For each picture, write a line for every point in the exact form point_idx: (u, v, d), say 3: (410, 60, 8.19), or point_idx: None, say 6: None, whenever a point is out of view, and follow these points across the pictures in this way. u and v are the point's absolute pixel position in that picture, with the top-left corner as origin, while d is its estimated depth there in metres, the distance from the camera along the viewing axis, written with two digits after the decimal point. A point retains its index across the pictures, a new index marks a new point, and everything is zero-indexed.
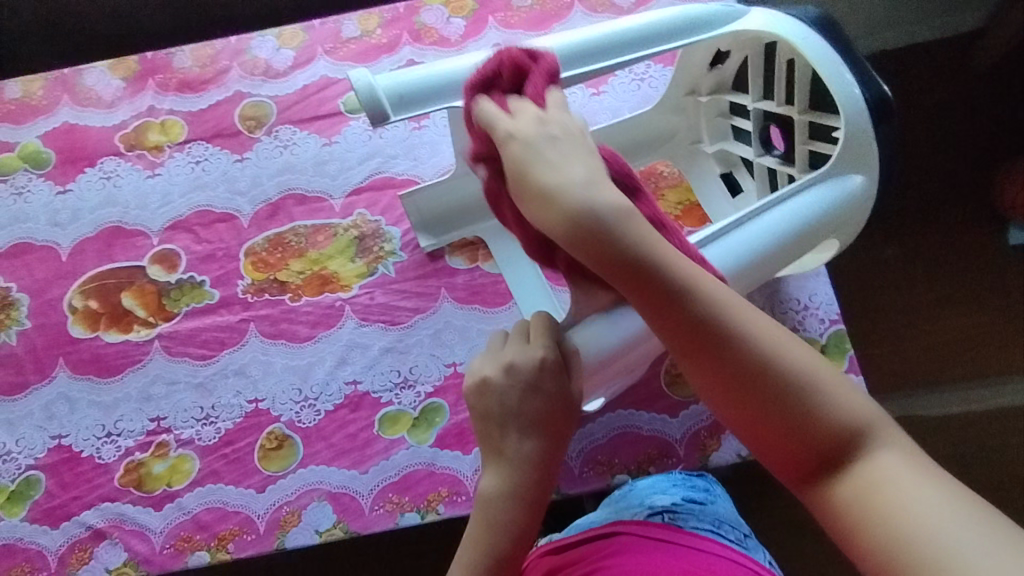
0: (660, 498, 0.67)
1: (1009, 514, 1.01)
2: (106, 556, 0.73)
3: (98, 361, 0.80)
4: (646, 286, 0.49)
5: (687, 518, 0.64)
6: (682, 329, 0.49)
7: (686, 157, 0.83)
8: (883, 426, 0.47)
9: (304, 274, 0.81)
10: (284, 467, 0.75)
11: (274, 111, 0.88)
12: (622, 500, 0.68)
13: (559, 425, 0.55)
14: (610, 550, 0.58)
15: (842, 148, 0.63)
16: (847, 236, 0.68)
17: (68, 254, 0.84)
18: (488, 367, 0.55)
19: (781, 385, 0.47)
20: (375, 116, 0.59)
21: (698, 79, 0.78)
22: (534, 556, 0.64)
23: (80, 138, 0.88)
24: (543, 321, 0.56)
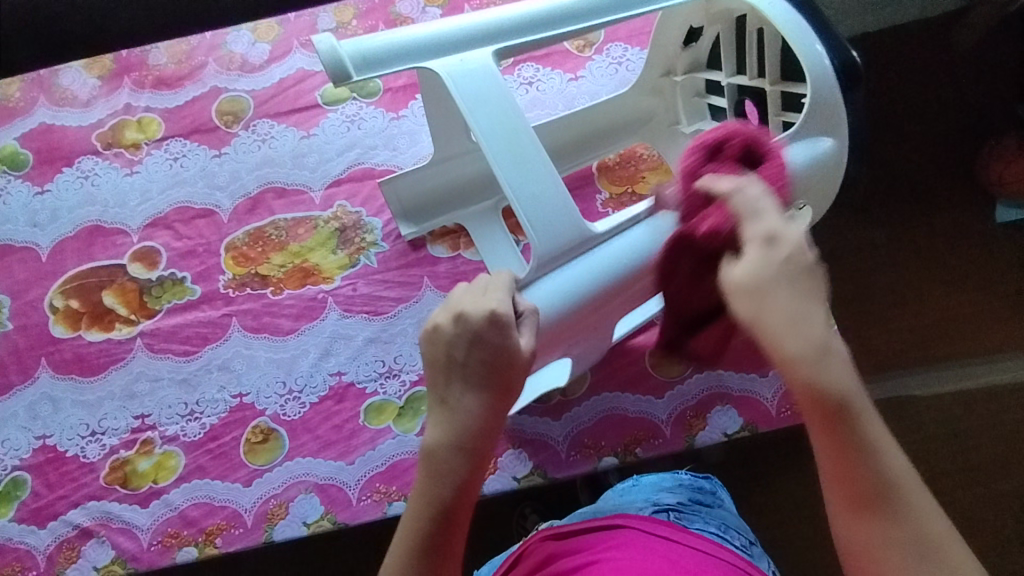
0: (666, 497, 0.68)
1: (1002, 489, 1.01)
2: (93, 554, 0.73)
3: (80, 360, 0.79)
4: (837, 424, 0.43)
5: (693, 519, 0.65)
6: (849, 468, 0.43)
7: (665, 137, 0.82)
8: None
9: (285, 267, 0.81)
10: (270, 460, 0.75)
11: (251, 105, 0.87)
12: (627, 496, 0.69)
13: (506, 383, 0.50)
14: (603, 540, 0.54)
15: (811, 112, 0.64)
16: (820, 201, 0.68)
17: (48, 255, 0.84)
18: (441, 314, 0.52)
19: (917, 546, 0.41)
20: (336, 75, 0.56)
21: (672, 57, 0.78)
22: (534, 537, 0.59)
23: (57, 138, 0.88)
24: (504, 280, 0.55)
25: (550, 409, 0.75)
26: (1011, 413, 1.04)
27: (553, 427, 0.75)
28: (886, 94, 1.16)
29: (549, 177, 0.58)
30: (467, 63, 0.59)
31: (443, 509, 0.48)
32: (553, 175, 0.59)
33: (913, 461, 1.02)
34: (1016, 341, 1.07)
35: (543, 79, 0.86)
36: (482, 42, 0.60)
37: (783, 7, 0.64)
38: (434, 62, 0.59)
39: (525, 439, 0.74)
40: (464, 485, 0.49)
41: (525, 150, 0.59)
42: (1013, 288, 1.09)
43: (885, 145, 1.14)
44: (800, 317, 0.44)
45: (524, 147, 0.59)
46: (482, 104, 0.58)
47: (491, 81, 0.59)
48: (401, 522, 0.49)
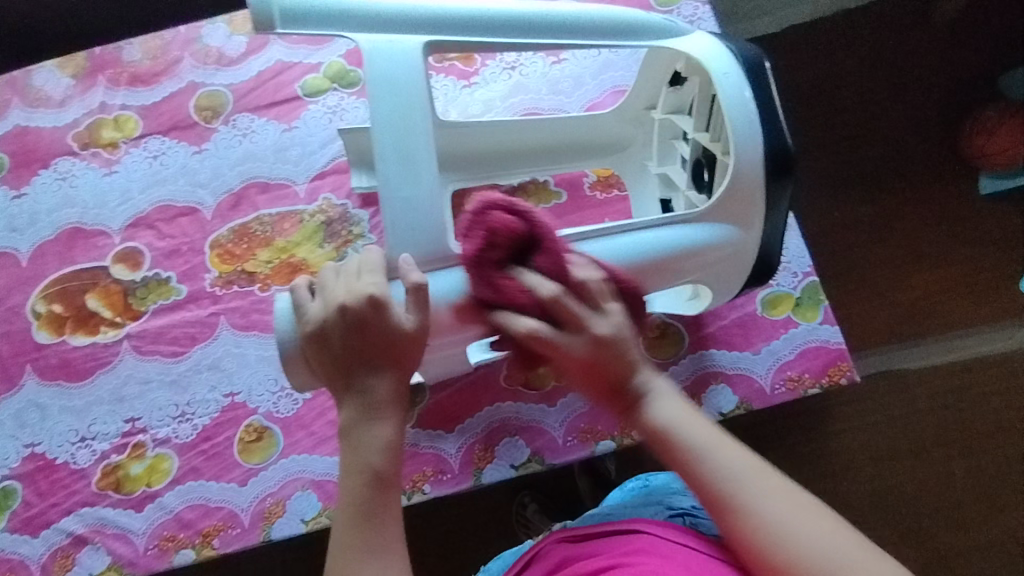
0: (678, 498, 0.65)
1: (992, 460, 1.03)
2: (88, 561, 0.72)
3: (67, 365, 0.78)
4: (676, 453, 0.49)
5: (706, 524, 0.62)
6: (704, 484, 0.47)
7: (637, 169, 0.79)
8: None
9: (272, 263, 0.80)
10: (265, 459, 0.74)
11: (230, 99, 0.86)
12: (639, 497, 0.67)
13: (405, 353, 0.50)
14: (632, 547, 0.51)
15: (727, 197, 0.61)
16: (730, 275, 0.66)
17: (28, 260, 0.82)
18: (320, 308, 0.51)
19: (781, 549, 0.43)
20: (259, 23, 0.55)
21: (658, 94, 0.74)
22: (548, 538, 0.58)
23: (32, 140, 0.86)
24: (356, 264, 0.53)
25: (545, 396, 0.75)
26: (1001, 382, 1.05)
27: (548, 414, 0.74)
28: (868, 72, 1.15)
29: (423, 184, 0.56)
30: (396, 47, 0.57)
31: (375, 491, 0.48)
32: (432, 185, 0.56)
33: (904, 434, 1.03)
34: (1003, 311, 1.07)
35: (526, 63, 0.85)
36: (420, 29, 0.58)
37: (738, 82, 0.61)
38: (365, 34, 0.57)
39: (521, 427, 0.74)
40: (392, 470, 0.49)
41: (416, 152, 0.56)
42: (1000, 259, 1.09)
43: (868, 124, 1.14)
44: (638, 374, 0.51)
45: (415, 145, 0.56)
46: (393, 93, 0.56)
47: (407, 73, 0.56)
48: (342, 500, 0.48)
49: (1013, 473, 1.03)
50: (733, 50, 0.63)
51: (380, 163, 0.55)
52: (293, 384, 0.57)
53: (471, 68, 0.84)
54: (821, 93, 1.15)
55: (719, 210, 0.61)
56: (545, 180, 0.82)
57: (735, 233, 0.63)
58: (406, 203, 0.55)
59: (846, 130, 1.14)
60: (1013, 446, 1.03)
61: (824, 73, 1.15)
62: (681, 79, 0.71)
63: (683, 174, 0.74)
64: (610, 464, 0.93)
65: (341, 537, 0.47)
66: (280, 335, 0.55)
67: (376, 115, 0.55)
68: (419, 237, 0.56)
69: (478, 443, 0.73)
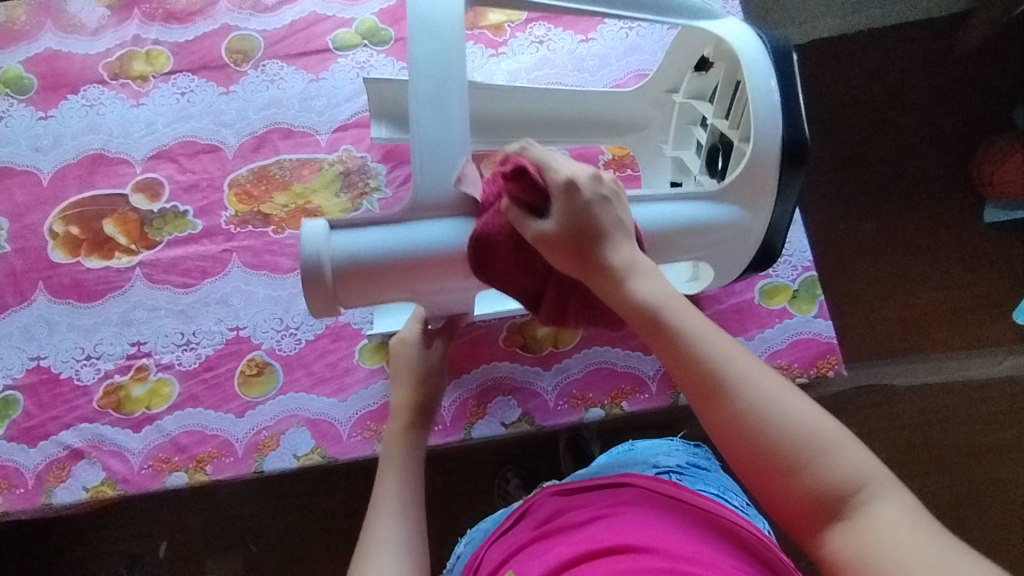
0: (665, 459, 0.68)
1: (969, 479, 1.06)
2: (83, 475, 0.74)
3: (78, 286, 0.80)
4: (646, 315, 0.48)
5: (693, 480, 0.65)
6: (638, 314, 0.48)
7: (650, 152, 0.82)
8: (830, 441, 0.42)
9: (288, 207, 0.82)
10: (264, 393, 0.76)
11: (261, 45, 0.87)
12: (628, 457, 0.69)
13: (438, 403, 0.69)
14: (620, 500, 0.54)
15: (741, 178, 0.63)
16: (734, 258, 0.68)
17: (48, 180, 0.84)
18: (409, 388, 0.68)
19: (702, 370, 0.45)
20: None
21: (682, 78, 0.76)
22: (541, 492, 0.60)
23: (63, 65, 0.87)
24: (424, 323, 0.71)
25: (541, 359, 0.77)
26: (984, 405, 1.08)
27: (542, 377, 0.77)
28: (885, 91, 1.18)
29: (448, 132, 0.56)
30: None
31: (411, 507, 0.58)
32: (462, 131, 0.56)
33: (884, 447, 1.06)
34: (994, 337, 1.10)
35: (554, 39, 0.86)
36: None
37: (765, 70, 0.63)
38: None
39: (515, 387, 0.76)
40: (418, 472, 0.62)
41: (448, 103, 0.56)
42: (996, 286, 1.12)
43: (880, 142, 1.17)
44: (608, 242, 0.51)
45: (449, 92, 0.56)
46: (433, 38, 0.57)
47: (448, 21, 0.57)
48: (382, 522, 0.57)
49: (986, 492, 1.05)
50: (761, 37, 0.65)
51: (413, 105, 0.56)
52: (309, 309, 0.57)
53: (501, 39, 0.86)
54: (838, 105, 1.17)
55: (729, 191, 0.64)
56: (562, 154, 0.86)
57: (741, 218, 0.65)
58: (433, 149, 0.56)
59: (857, 144, 1.16)
60: (988, 468, 1.06)
61: (841, 87, 1.18)
62: (707, 65, 0.73)
63: (697, 160, 0.76)
64: (595, 446, 0.95)
65: (371, 528, 0.55)
66: (305, 255, 0.55)
67: (415, 56, 0.56)
68: (445, 176, 0.56)
69: (472, 398, 0.76)
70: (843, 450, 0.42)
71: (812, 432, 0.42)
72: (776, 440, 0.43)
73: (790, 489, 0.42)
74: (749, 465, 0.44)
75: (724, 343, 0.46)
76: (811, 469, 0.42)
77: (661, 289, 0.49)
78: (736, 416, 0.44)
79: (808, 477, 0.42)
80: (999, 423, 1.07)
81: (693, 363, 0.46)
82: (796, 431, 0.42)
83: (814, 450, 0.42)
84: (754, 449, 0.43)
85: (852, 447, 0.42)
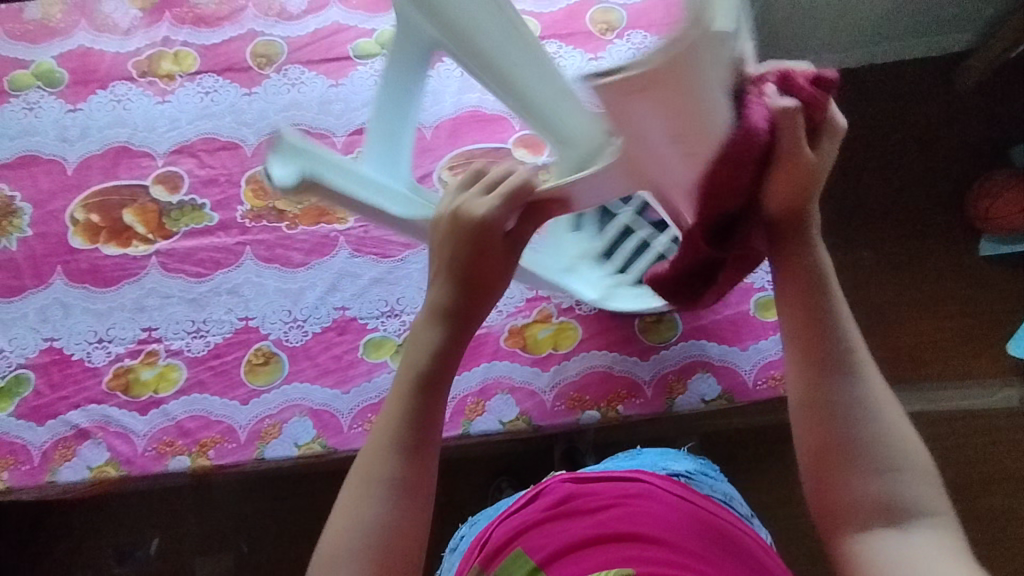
0: (674, 464, 0.69)
1: (957, 508, 1.06)
2: (88, 454, 0.75)
3: (95, 271, 0.82)
4: (802, 290, 0.51)
5: (701, 484, 0.67)
6: (798, 288, 0.51)
7: None
8: (910, 473, 0.47)
9: (302, 205, 0.85)
10: (270, 382, 0.78)
11: (285, 50, 0.91)
12: (636, 460, 0.71)
13: (472, 313, 0.54)
14: (634, 491, 0.57)
15: None
16: None
17: (73, 169, 0.87)
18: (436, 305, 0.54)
19: (827, 355, 0.50)
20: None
21: None
22: (554, 478, 0.62)
23: (94, 61, 0.91)
24: (520, 181, 0.51)
25: (539, 360, 0.79)
26: (975, 435, 1.09)
27: (539, 377, 0.78)
28: (888, 126, 1.22)
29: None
30: None
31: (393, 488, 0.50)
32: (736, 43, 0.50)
33: None
34: (987, 369, 1.11)
35: (566, 56, 0.90)
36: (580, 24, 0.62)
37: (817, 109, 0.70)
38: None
39: (514, 386, 0.78)
40: (429, 398, 0.53)
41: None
42: (989, 319, 1.13)
43: (881, 174, 1.20)
44: (806, 233, 0.51)
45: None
46: None
47: None
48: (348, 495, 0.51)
49: (975, 522, 1.06)
50: None
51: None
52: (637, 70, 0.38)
53: None
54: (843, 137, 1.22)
55: None
56: None
57: None
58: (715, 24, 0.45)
59: (858, 174, 1.20)
60: (978, 498, 1.07)
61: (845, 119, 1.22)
62: None
63: None
64: (590, 457, 0.96)
65: (368, 453, 0.51)
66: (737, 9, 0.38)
67: None
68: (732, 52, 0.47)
69: (471, 396, 0.78)
70: (923, 483, 0.47)
71: (900, 455, 0.47)
72: (867, 440, 0.48)
73: (853, 485, 0.47)
74: (822, 449, 0.49)
75: (859, 347, 0.51)
76: (882, 478, 0.47)
77: (829, 280, 0.52)
78: (840, 403, 0.49)
79: (881, 482, 0.47)
80: (990, 454, 1.08)
81: (822, 345, 0.50)
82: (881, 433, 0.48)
83: (893, 468, 0.47)
84: (843, 440, 0.48)
85: (931, 487, 0.47)
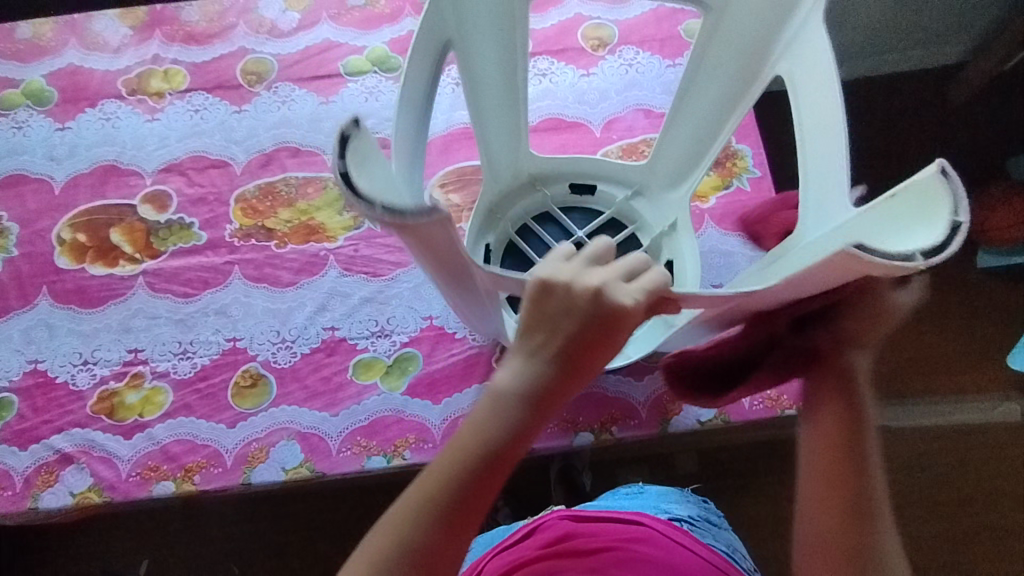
0: (678, 509, 0.68)
1: (966, 522, 1.04)
2: (71, 480, 0.74)
3: (81, 292, 0.81)
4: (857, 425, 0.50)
5: (704, 532, 0.64)
6: (847, 418, 0.50)
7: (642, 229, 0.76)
8: None
9: (292, 223, 0.84)
10: (257, 405, 0.76)
11: (276, 67, 0.91)
12: (638, 501, 0.69)
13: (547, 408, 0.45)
14: (632, 535, 0.55)
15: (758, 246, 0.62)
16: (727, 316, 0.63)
17: (61, 188, 0.86)
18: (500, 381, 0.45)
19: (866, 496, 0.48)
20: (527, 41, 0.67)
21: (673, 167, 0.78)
22: (551, 514, 0.61)
23: (84, 79, 0.90)
24: (663, 280, 0.44)
25: None
26: (982, 449, 1.07)
27: None
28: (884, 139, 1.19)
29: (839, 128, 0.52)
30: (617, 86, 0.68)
31: None
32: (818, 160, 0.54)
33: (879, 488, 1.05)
34: (991, 383, 1.09)
35: (557, 72, 0.90)
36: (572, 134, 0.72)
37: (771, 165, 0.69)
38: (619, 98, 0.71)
39: None
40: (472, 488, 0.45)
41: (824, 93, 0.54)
42: (988, 331, 1.12)
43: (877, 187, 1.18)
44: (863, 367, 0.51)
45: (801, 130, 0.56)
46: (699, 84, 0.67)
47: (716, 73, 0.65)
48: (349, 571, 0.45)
49: (985, 537, 1.04)
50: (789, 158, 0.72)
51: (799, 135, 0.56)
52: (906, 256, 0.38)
53: None
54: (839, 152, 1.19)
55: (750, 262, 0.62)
56: None
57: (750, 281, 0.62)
58: (821, 171, 0.54)
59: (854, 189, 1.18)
60: (987, 512, 1.05)
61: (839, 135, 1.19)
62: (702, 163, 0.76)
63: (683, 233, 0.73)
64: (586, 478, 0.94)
65: (387, 530, 0.45)
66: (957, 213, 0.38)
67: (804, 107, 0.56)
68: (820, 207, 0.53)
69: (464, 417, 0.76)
70: None
71: None
72: None
73: None
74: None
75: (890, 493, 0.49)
76: None
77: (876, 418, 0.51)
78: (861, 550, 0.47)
79: None
80: (997, 468, 1.06)
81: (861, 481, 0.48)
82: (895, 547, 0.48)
83: None
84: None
85: None
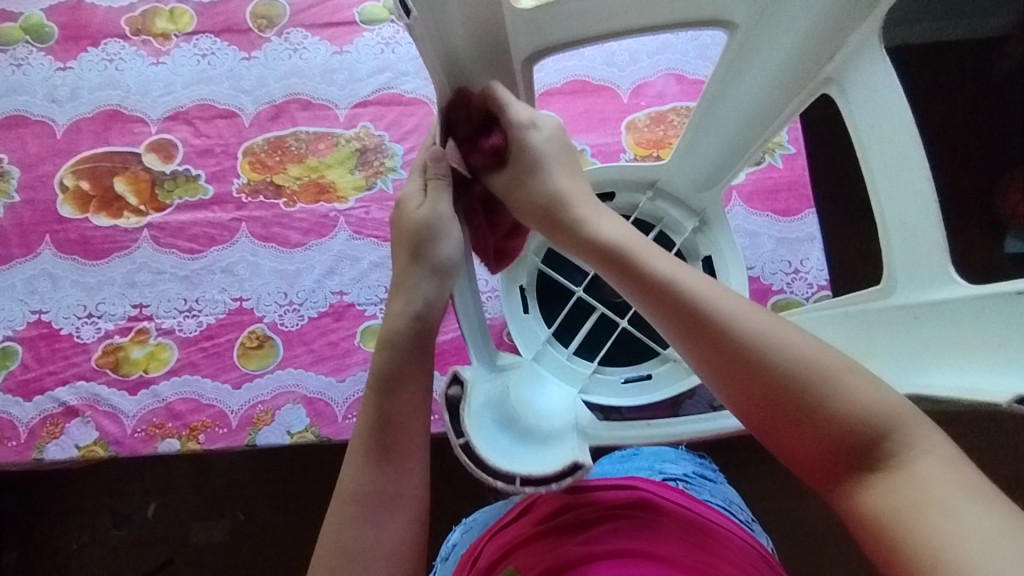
0: (672, 467, 0.65)
1: None
2: (76, 433, 0.73)
3: (85, 242, 0.79)
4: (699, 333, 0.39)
5: (700, 490, 0.62)
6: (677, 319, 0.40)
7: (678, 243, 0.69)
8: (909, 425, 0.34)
9: (301, 180, 0.80)
10: (263, 366, 0.75)
11: (287, 12, 0.85)
12: (632, 462, 0.66)
13: (399, 446, 0.46)
14: (626, 502, 0.51)
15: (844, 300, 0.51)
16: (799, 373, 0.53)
17: (62, 132, 0.83)
18: None
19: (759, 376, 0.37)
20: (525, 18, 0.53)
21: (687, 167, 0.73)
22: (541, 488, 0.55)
23: (85, 16, 0.86)
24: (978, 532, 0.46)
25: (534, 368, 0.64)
26: (1000, 438, 0.83)
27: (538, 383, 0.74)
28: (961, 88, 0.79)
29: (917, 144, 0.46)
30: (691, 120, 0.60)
31: None
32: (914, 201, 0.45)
33: None
34: None
35: None
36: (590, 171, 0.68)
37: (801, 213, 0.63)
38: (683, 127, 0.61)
39: None
40: None
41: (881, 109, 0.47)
42: None
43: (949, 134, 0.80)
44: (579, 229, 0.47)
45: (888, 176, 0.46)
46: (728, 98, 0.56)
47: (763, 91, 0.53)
48: None
49: None
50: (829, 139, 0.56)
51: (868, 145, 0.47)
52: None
53: None
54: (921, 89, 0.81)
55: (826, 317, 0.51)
56: (581, 147, 0.81)
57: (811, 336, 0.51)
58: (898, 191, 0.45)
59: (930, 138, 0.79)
60: None
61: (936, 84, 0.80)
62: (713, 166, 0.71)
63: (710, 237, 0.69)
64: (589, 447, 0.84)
65: None
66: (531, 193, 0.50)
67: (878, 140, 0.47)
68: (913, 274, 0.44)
69: None
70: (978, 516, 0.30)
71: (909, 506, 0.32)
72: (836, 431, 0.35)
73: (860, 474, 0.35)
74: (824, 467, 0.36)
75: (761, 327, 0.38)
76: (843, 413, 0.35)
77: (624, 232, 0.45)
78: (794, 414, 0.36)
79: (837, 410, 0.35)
80: None
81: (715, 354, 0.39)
82: (890, 399, 0.35)
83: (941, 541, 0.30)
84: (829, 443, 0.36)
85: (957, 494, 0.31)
